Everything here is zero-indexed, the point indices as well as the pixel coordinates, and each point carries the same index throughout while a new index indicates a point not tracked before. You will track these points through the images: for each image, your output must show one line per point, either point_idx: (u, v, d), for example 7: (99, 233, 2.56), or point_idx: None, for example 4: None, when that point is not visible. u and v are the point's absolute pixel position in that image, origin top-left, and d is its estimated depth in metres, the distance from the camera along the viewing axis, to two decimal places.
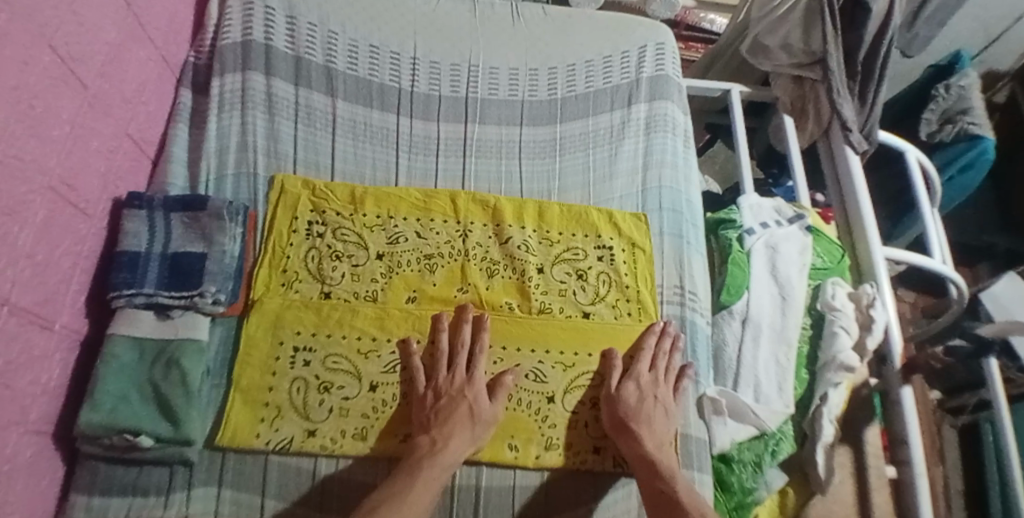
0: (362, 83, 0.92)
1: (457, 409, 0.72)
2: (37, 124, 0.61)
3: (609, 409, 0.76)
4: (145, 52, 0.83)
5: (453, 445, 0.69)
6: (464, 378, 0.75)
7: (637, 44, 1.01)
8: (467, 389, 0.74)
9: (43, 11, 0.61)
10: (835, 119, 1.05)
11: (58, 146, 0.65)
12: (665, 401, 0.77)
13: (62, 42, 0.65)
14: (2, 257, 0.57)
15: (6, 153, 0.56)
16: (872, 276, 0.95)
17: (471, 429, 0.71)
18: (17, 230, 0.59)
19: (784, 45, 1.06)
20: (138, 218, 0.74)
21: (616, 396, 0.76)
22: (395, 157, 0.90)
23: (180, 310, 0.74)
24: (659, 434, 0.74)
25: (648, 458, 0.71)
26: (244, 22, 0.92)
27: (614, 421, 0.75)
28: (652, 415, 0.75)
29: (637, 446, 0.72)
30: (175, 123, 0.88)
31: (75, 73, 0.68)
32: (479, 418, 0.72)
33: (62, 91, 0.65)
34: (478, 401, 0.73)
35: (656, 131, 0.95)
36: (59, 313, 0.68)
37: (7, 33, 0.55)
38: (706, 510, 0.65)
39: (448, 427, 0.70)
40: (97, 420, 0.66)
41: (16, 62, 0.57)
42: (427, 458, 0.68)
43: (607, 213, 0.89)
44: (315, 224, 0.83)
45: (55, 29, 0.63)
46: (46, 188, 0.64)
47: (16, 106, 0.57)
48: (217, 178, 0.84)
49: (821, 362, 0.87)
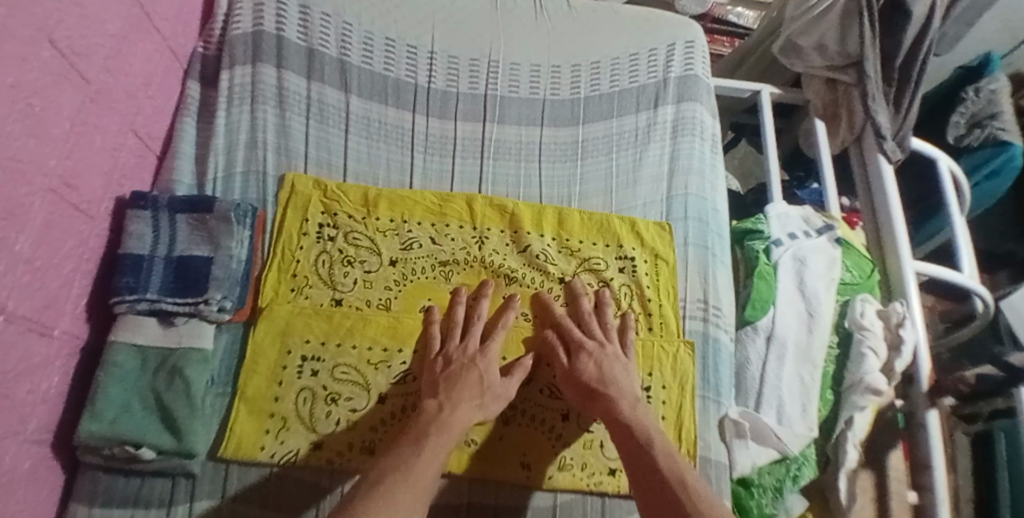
0: (377, 78, 0.88)
1: (468, 374, 0.70)
2: (37, 124, 0.58)
3: (571, 384, 0.73)
4: (152, 44, 0.79)
5: (462, 411, 0.67)
6: (476, 348, 0.73)
7: (665, 42, 0.96)
8: (479, 359, 0.72)
9: (43, 3, 0.57)
10: (869, 125, 1.00)
11: (59, 145, 0.62)
12: (620, 361, 0.74)
13: (63, 35, 0.61)
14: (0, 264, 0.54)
15: (3, 156, 0.53)
16: (901, 293, 0.91)
17: (479, 396, 0.69)
18: (15, 236, 0.56)
19: (818, 46, 1.01)
20: (142, 219, 0.71)
21: (573, 370, 0.73)
22: (409, 157, 0.86)
23: (184, 317, 0.71)
24: (629, 393, 0.71)
25: (620, 418, 0.68)
26: (255, 13, 0.87)
27: (580, 392, 0.72)
28: (615, 375, 0.72)
29: (611, 408, 0.69)
30: (183, 117, 0.84)
31: (77, 68, 0.64)
32: (489, 388, 0.70)
33: (62, 87, 0.62)
34: (489, 371, 0.71)
35: (683, 135, 0.90)
36: (60, 318, 0.65)
37: (4, 28, 0.52)
38: (685, 474, 0.62)
39: (456, 392, 0.68)
40: (98, 431, 0.64)
41: (15, 59, 0.53)
42: (432, 423, 0.65)
43: (630, 221, 0.85)
44: (326, 227, 0.80)
45: (56, 22, 0.59)
46: (47, 190, 0.60)
47: (14, 106, 0.54)
48: (225, 176, 0.80)
49: (847, 384, 0.84)
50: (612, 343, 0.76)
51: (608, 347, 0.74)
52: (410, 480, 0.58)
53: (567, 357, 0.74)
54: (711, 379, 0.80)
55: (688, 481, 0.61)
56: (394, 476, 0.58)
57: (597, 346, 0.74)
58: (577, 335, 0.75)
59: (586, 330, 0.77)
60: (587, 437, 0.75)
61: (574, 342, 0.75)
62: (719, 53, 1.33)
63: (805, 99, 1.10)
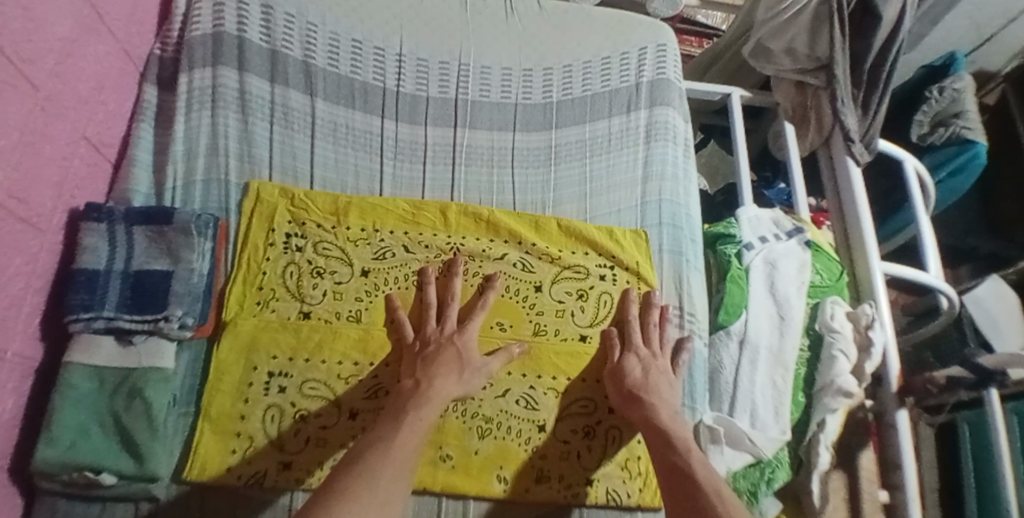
0: (344, 82, 0.85)
1: (445, 352, 0.71)
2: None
3: (616, 385, 0.74)
4: (105, 46, 0.75)
5: (439, 385, 0.67)
6: (453, 328, 0.74)
7: (637, 45, 0.95)
8: (456, 337, 0.73)
9: None
10: (837, 129, 1.02)
11: (5, 158, 0.58)
12: (666, 373, 0.76)
13: (10, 41, 0.57)
14: None
15: None
16: (870, 296, 0.93)
17: (459, 371, 0.69)
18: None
19: (789, 49, 1.02)
20: (97, 232, 0.68)
21: (620, 369, 0.75)
22: (379, 164, 0.84)
23: (142, 335, 0.68)
24: (670, 404, 0.72)
25: (659, 426, 0.69)
26: (216, 14, 0.83)
27: (622, 395, 0.73)
28: (660, 385, 0.73)
29: (649, 415, 0.70)
30: (138, 123, 0.81)
31: (24, 74, 0.60)
32: (467, 364, 0.70)
33: (8, 96, 0.58)
34: (466, 348, 0.72)
35: (656, 140, 0.90)
36: (11, 339, 0.63)
37: None
38: (721, 486, 0.61)
39: (433, 368, 0.69)
40: (53, 457, 0.61)
41: None
42: (411, 399, 0.65)
43: (607, 229, 0.85)
44: (294, 237, 0.77)
45: (3, 27, 0.56)
46: None
47: None
48: (184, 184, 0.77)
49: (818, 387, 0.86)
50: (662, 355, 0.78)
51: (658, 360, 0.76)
52: (392, 454, 0.58)
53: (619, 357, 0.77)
54: (686, 386, 0.81)
55: (723, 493, 0.60)
56: (376, 450, 0.58)
57: (649, 355, 0.76)
58: (636, 342, 0.78)
59: (645, 335, 0.79)
60: (565, 448, 0.74)
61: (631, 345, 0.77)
62: (689, 53, 1.32)
63: (774, 102, 1.11)
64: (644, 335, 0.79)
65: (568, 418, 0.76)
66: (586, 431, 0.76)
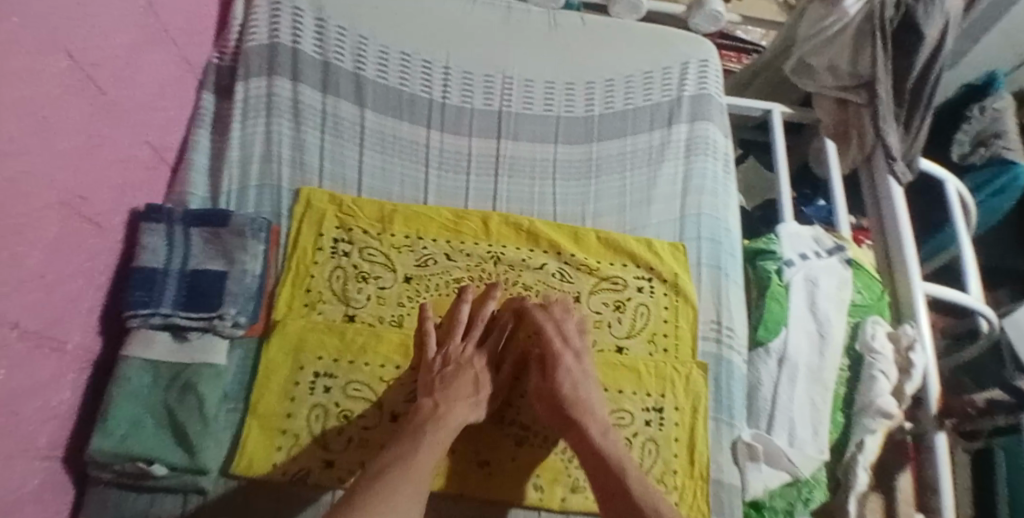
0: (392, 92, 0.87)
1: (464, 374, 0.73)
2: (50, 135, 0.58)
3: (546, 405, 0.72)
4: (167, 54, 0.79)
5: (458, 410, 0.69)
6: (473, 349, 0.77)
7: (679, 59, 0.96)
8: (476, 360, 0.75)
9: (56, 15, 0.56)
10: (879, 146, 1.01)
11: (69, 159, 0.61)
12: (593, 383, 0.73)
13: (78, 47, 0.61)
14: (12, 278, 0.54)
15: (16, 170, 0.53)
16: (911, 316, 0.92)
17: (473, 395, 0.71)
18: (27, 251, 0.56)
19: (830, 67, 1.01)
20: (156, 233, 0.71)
21: (551, 388, 0.72)
22: (423, 174, 0.86)
23: (198, 332, 0.71)
24: (603, 420, 0.70)
25: (594, 448, 0.68)
26: (271, 25, 0.86)
27: (556, 417, 0.71)
28: (592, 401, 0.71)
29: (584, 437, 0.69)
30: (196, 129, 0.84)
31: (92, 79, 0.64)
32: (482, 387, 0.73)
33: (75, 100, 0.61)
34: (484, 372, 0.75)
35: (696, 154, 0.90)
36: (71, 333, 0.66)
37: (17, 39, 0.51)
38: (660, 507, 0.62)
39: (451, 390, 0.70)
40: (109, 447, 0.63)
41: (25, 70, 0.53)
42: (430, 420, 0.67)
43: (646, 242, 0.85)
44: (341, 242, 0.80)
45: (70, 34, 0.59)
46: (58, 204, 0.61)
47: (27, 119, 0.54)
48: (239, 189, 0.79)
49: (859, 406, 0.84)
50: (591, 364, 0.75)
51: (582, 367, 0.73)
52: (412, 472, 0.59)
53: (541, 374, 0.75)
54: (724, 400, 0.80)
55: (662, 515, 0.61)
56: (397, 467, 0.60)
57: (575, 362, 0.73)
58: (570, 346, 0.74)
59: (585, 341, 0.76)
60: None
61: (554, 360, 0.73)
62: (728, 68, 1.32)
63: (814, 118, 1.11)
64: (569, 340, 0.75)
65: None
66: (622, 442, 0.75)
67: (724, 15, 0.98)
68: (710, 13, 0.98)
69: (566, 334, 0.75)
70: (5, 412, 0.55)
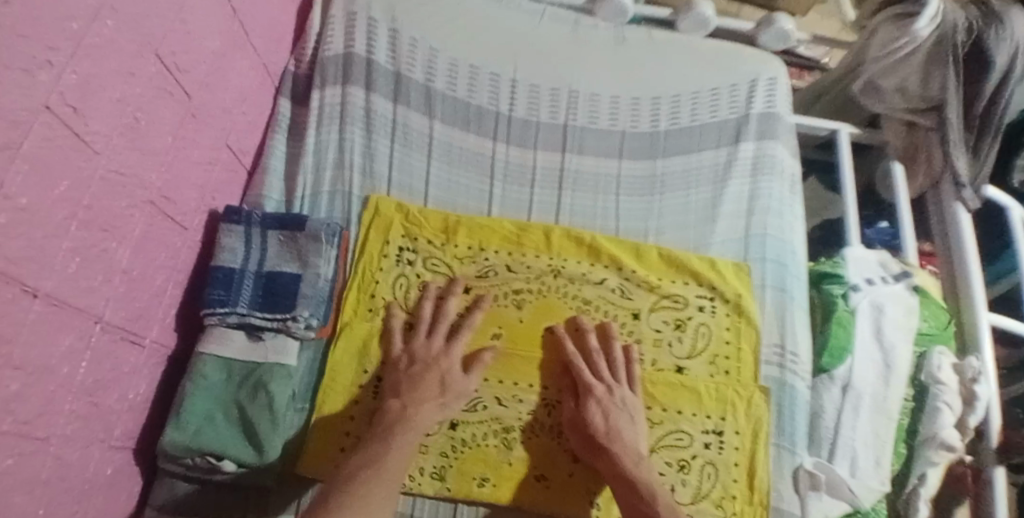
0: (460, 104, 0.89)
1: (430, 374, 0.71)
2: (140, 136, 0.60)
3: (577, 432, 0.73)
4: (248, 61, 0.81)
5: (424, 411, 0.68)
6: (441, 346, 0.74)
7: (748, 76, 0.95)
8: (444, 358, 0.73)
9: (150, 19, 0.58)
10: (947, 170, 0.99)
11: (158, 160, 0.64)
12: (628, 410, 0.73)
13: (169, 51, 0.63)
14: (100, 273, 0.57)
15: (108, 168, 0.55)
16: (976, 348, 0.89)
17: (440, 397, 0.70)
18: (115, 246, 0.58)
19: (900, 88, 1.00)
20: (235, 234, 0.74)
21: (580, 419, 0.72)
22: (488, 186, 0.87)
23: (271, 332, 0.73)
24: (634, 449, 0.70)
25: (625, 475, 0.67)
26: (347, 34, 0.90)
27: (586, 444, 0.72)
28: (622, 429, 0.71)
29: (614, 465, 0.68)
30: (273, 134, 0.86)
31: (180, 83, 0.66)
32: (450, 387, 0.71)
33: (165, 104, 0.63)
34: (452, 372, 0.72)
35: (762, 174, 0.90)
36: (150, 328, 0.68)
37: (113, 41, 0.53)
38: None
39: (417, 393, 0.69)
40: (181, 441, 0.65)
41: (120, 73, 0.55)
42: (398, 421, 0.66)
43: (709, 261, 0.84)
44: (405, 250, 0.81)
45: (163, 38, 0.61)
46: (146, 202, 0.63)
47: (120, 119, 0.56)
48: (312, 195, 0.83)
49: (921, 438, 0.82)
50: (627, 388, 0.75)
51: (616, 395, 0.73)
52: (383, 476, 0.61)
53: (576, 401, 0.74)
54: (786, 426, 0.79)
55: None
56: (368, 472, 0.61)
57: (605, 392, 0.73)
58: (603, 379, 0.74)
59: (608, 369, 0.76)
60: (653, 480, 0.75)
61: (584, 386, 0.74)
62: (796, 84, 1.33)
63: (881, 141, 1.08)
64: (597, 369, 0.75)
65: (663, 449, 0.74)
66: (680, 465, 0.74)
67: (794, 33, 1.01)
68: (781, 32, 1.01)
69: (614, 365, 0.76)
70: (82, 404, 0.57)
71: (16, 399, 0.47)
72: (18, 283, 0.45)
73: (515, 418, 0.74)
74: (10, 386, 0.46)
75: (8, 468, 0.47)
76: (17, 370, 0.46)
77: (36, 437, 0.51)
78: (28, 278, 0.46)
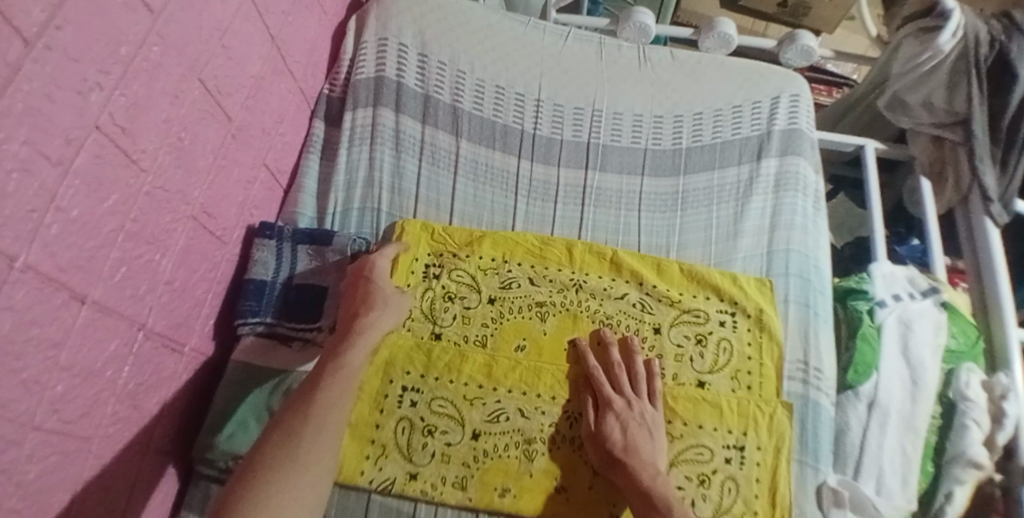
0: (487, 124, 0.94)
1: (361, 290, 0.74)
2: (183, 156, 0.63)
3: (595, 448, 0.73)
4: (286, 85, 0.86)
5: (365, 320, 0.70)
6: (362, 266, 0.76)
7: (770, 94, 0.99)
8: (368, 273, 0.75)
9: (194, 46, 0.62)
10: (976, 185, 0.98)
11: (201, 177, 0.67)
12: (648, 426, 0.73)
13: (211, 75, 0.66)
14: (144, 283, 0.60)
15: (155, 186, 0.59)
16: (1007, 365, 0.86)
17: (370, 306, 0.72)
18: (159, 257, 0.62)
19: (925, 103, 0.99)
20: (268, 248, 0.78)
21: (598, 434, 0.73)
22: (513, 201, 0.91)
23: (299, 342, 0.77)
24: (653, 465, 0.70)
25: (641, 489, 0.68)
26: (378, 59, 0.95)
27: (604, 458, 0.72)
28: (640, 444, 0.71)
29: (631, 480, 0.69)
30: (308, 154, 0.90)
31: (221, 106, 0.70)
32: (384, 296, 0.74)
33: (207, 125, 0.67)
34: (377, 280, 0.75)
35: (786, 190, 0.92)
36: (190, 336, 0.71)
37: (160, 66, 0.56)
38: None
39: (355, 309, 0.72)
40: (214, 443, 0.69)
41: (167, 96, 0.58)
42: (335, 346, 0.68)
43: (731, 275, 0.86)
44: (431, 267, 0.83)
45: (206, 62, 0.65)
46: (189, 217, 0.67)
47: (166, 139, 0.59)
48: (343, 210, 0.87)
49: (948, 456, 0.80)
50: (646, 401, 0.76)
51: (637, 409, 0.74)
52: (314, 410, 0.61)
53: (595, 416, 0.75)
54: (809, 442, 0.78)
55: None
56: (294, 410, 0.61)
57: (624, 406, 0.74)
58: (626, 397, 0.75)
59: (617, 382, 0.76)
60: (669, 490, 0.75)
61: (603, 400, 0.75)
62: (822, 103, 1.36)
63: (911, 156, 1.07)
64: (618, 381, 0.76)
65: (682, 464, 0.74)
66: (701, 480, 0.74)
67: (817, 50, 1.01)
68: (803, 49, 1.01)
69: (635, 375, 0.77)
70: (124, 405, 0.60)
71: (61, 399, 0.50)
72: (69, 290, 0.49)
73: (538, 430, 0.76)
74: (57, 386, 0.50)
75: (53, 463, 0.51)
76: (63, 372, 0.50)
77: (80, 435, 0.54)
78: (78, 285, 0.50)
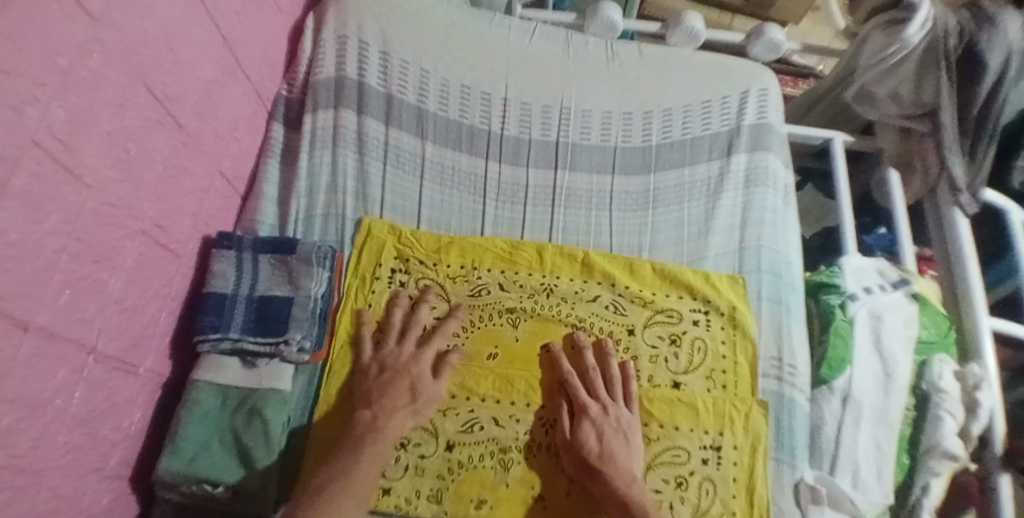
0: (452, 125, 0.92)
1: (400, 381, 0.72)
2: (131, 168, 0.60)
3: (570, 455, 0.71)
4: (241, 88, 0.82)
5: (396, 420, 0.69)
6: (411, 353, 0.75)
7: (738, 89, 0.98)
8: (413, 366, 0.73)
9: (139, 51, 0.58)
10: (944, 176, 0.99)
11: (152, 189, 0.64)
12: (623, 432, 0.72)
13: (158, 81, 0.63)
14: (93, 304, 0.57)
15: (101, 201, 0.56)
16: (977, 354, 0.87)
17: (410, 404, 0.71)
18: (108, 276, 0.59)
19: (893, 95, 1.01)
20: (226, 260, 0.74)
21: (574, 440, 0.72)
22: (482, 204, 0.89)
23: (265, 359, 0.73)
24: (630, 471, 0.69)
25: (617, 497, 0.67)
26: (338, 59, 0.92)
27: (581, 467, 0.70)
28: (615, 451, 0.70)
29: (605, 488, 0.68)
30: (267, 159, 0.87)
31: (171, 113, 0.66)
32: (421, 394, 0.72)
33: (156, 133, 0.64)
34: (421, 378, 0.73)
35: (756, 186, 0.91)
36: (145, 357, 0.68)
37: (101, 74, 0.53)
38: None
39: (388, 402, 0.70)
40: (177, 468, 0.65)
41: (111, 105, 0.55)
42: (367, 433, 0.67)
43: (703, 274, 0.85)
44: (398, 272, 0.82)
45: (152, 68, 0.61)
46: (139, 232, 0.63)
47: (110, 150, 0.56)
48: (305, 218, 0.84)
49: (924, 448, 0.81)
50: (621, 405, 0.74)
51: (614, 414, 0.73)
52: (346, 494, 0.62)
53: (571, 421, 0.74)
54: (785, 440, 0.78)
55: None
56: (337, 486, 0.62)
57: (600, 411, 0.73)
58: (603, 401, 0.74)
59: (592, 388, 0.75)
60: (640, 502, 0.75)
61: (579, 406, 0.73)
62: (789, 93, 1.37)
63: (879, 148, 1.09)
64: (594, 388, 0.75)
65: (659, 467, 0.74)
66: (678, 482, 0.73)
67: (785, 43, 1.01)
68: (771, 43, 1.01)
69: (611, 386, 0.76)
70: (77, 435, 0.57)
71: (9, 433, 0.47)
72: (10, 319, 0.45)
73: (513, 439, 0.74)
74: (3, 420, 0.46)
75: (4, 501, 0.47)
76: (9, 405, 0.47)
77: (32, 469, 0.51)
78: (21, 312, 0.47)
